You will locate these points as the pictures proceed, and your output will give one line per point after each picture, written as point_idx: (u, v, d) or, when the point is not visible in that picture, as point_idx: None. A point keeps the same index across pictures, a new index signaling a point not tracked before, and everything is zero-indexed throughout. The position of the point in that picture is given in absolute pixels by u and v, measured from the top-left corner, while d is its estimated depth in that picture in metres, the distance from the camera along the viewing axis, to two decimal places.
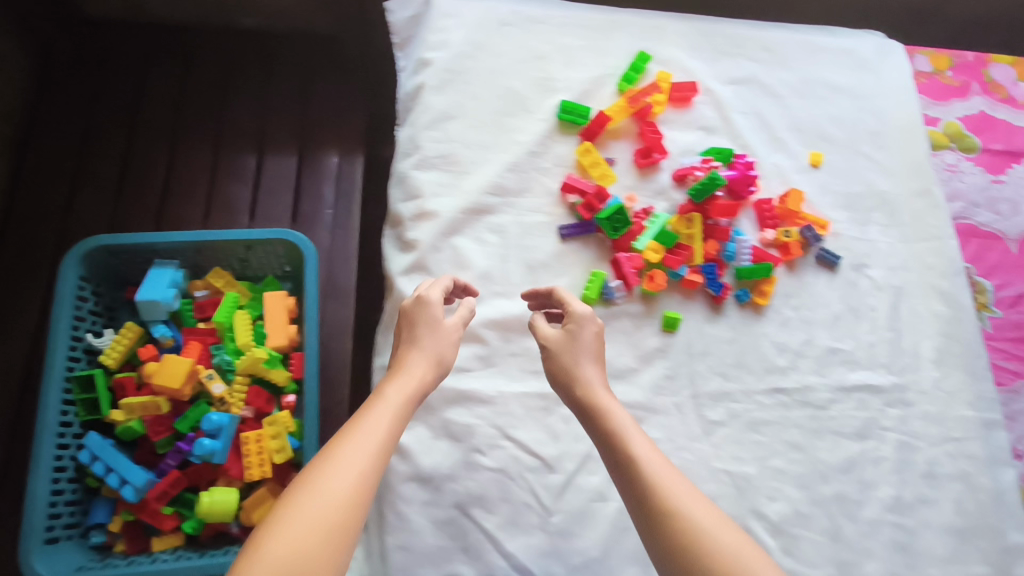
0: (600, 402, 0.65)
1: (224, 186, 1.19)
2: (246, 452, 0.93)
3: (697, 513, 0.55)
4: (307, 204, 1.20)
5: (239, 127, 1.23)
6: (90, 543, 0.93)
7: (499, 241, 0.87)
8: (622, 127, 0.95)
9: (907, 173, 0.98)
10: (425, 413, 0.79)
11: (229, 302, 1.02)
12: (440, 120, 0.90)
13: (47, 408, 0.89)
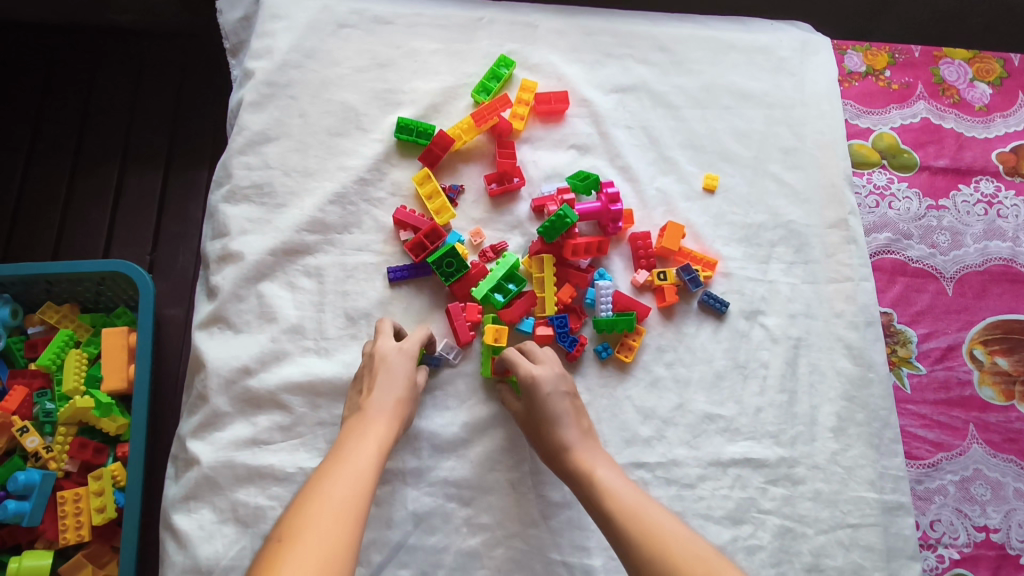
0: (581, 464, 0.63)
1: (82, 204, 1.08)
2: (62, 513, 0.84)
3: (670, 544, 0.53)
4: (174, 225, 1.09)
5: (101, 132, 1.12)
6: None
7: (314, 287, 0.76)
8: (477, 146, 0.83)
9: (813, 200, 0.83)
10: (212, 493, 0.69)
11: (58, 341, 0.92)
12: (257, 142, 0.80)
13: None
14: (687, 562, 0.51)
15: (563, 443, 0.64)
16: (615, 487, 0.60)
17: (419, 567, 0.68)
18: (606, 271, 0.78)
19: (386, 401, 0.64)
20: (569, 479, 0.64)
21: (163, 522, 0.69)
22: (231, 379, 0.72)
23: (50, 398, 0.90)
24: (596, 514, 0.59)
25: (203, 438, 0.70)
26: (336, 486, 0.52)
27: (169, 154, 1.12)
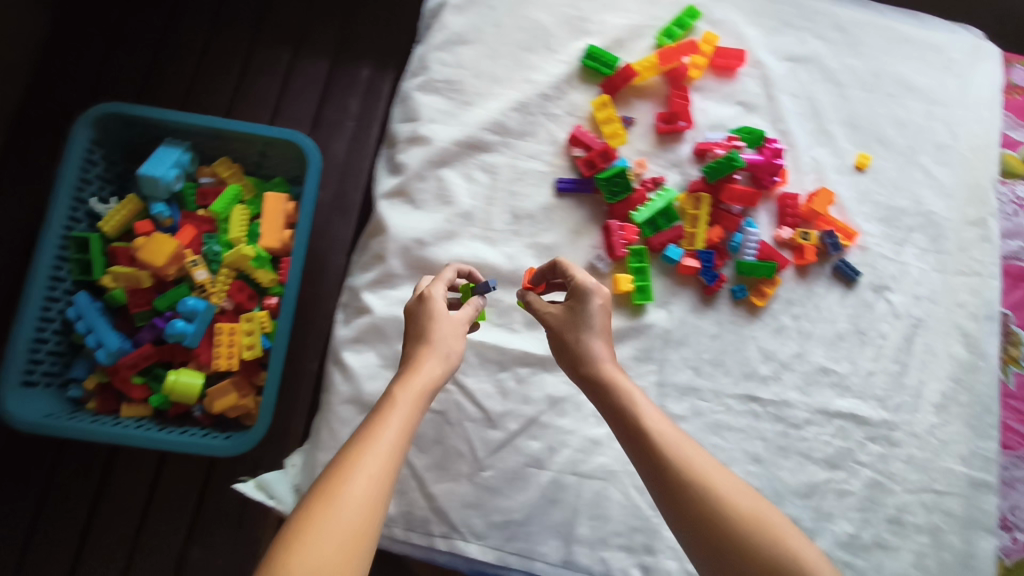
0: (614, 379, 0.64)
1: (253, 80, 1.17)
2: (217, 342, 0.95)
3: (711, 475, 0.57)
4: (332, 114, 1.17)
5: (279, 19, 1.20)
6: (67, 396, 0.98)
7: (487, 181, 0.83)
8: (653, 86, 0.88)
9: (959, 198, 0.87)
10: (377, 340, 0.78)
11: (228, 194, 1.02)
12: (454, 43, 0.86)
13: (38, 264, 0.93)
14: (727, 497, 0.56)
15: (597, 357, 0.65)
16: (650, 412, 0.61)
17: (548, 442, 0.76)
18: (753, 221, 0.83)
19: (427, 360, 0.61)
20: (595, 391, 0.65)
21: (331, 357, 0.78)
22: (407, 247, 0.79)
23: (216, 241, 1.00)
24: (623, 433, 0.61)
25: (376, 292, 0.79)
26: (368, 460, 0.52)
27: (336, 50, 1.20)
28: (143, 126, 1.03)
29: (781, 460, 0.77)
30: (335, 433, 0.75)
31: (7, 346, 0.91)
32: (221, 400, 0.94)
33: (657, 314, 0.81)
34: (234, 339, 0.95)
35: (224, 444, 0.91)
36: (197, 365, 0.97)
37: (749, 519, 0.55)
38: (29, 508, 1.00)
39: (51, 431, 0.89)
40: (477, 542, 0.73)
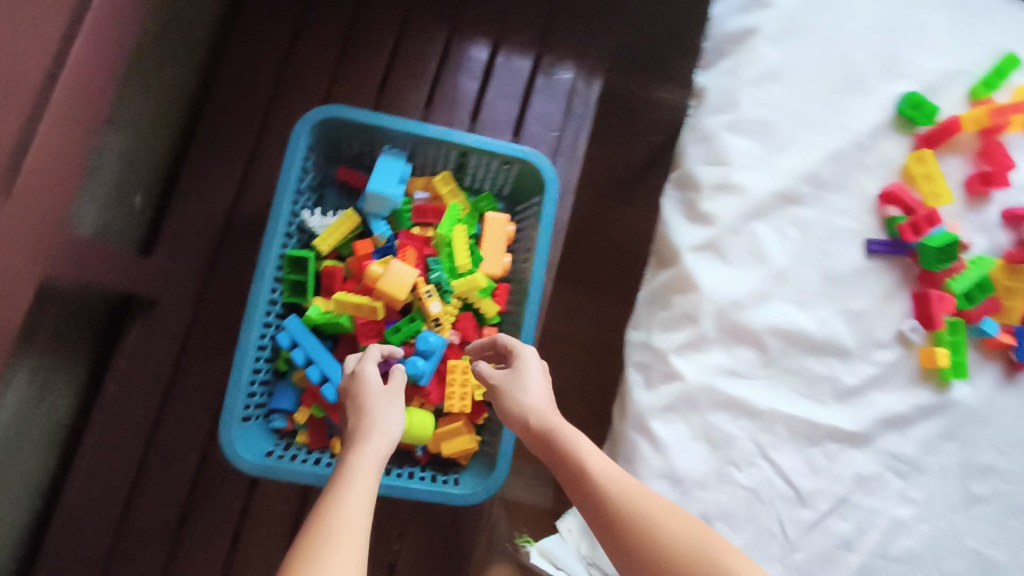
0: (560, 430, 0.68)
1: (450, 81, 1.06)
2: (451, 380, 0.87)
3: (652, 517, 0.61)
4: (536, 122, 1.07)
5: (477, 14, 1.08)
6: (272, 427, 0.89)
7: (799, 238, 0.77)
8: (965, 139, 0.82)
9: None
10: (688, 409, 0.73)
11: (452, 215, 0.91)
12: (767, 78, 0.79)
13: (260, 288, 0.83)
14: (661, 530, 0.60)
15: (542, 411, 0.70)
16: (593, 453, 0.66)
17: (857, 522, 0.73)
18: None
19: (378, 434, 0.64)
20: (539, 443, 0.69)
21: (636, 423, 0.73)
22: (722, 309, 0.74)
23: (439, 268, 0.90)
24: (571, 483, 0.65)
25: (686, 355, 0.74)
26: (345, 514, 0.55)
27: (539, 49, 1.09)
28: (358, 131, 0.93)
29: None
30: None
31: (230, 378, 0.82)
32: (451, 441, 0.88)
33: (963, 391, 0.77)
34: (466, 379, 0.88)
35: (461, 491, 0.85)
36: (418, 401, 0.90)
37: (678, 548, 0.60)
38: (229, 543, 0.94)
39: (286, 475, 0.82)
40: None
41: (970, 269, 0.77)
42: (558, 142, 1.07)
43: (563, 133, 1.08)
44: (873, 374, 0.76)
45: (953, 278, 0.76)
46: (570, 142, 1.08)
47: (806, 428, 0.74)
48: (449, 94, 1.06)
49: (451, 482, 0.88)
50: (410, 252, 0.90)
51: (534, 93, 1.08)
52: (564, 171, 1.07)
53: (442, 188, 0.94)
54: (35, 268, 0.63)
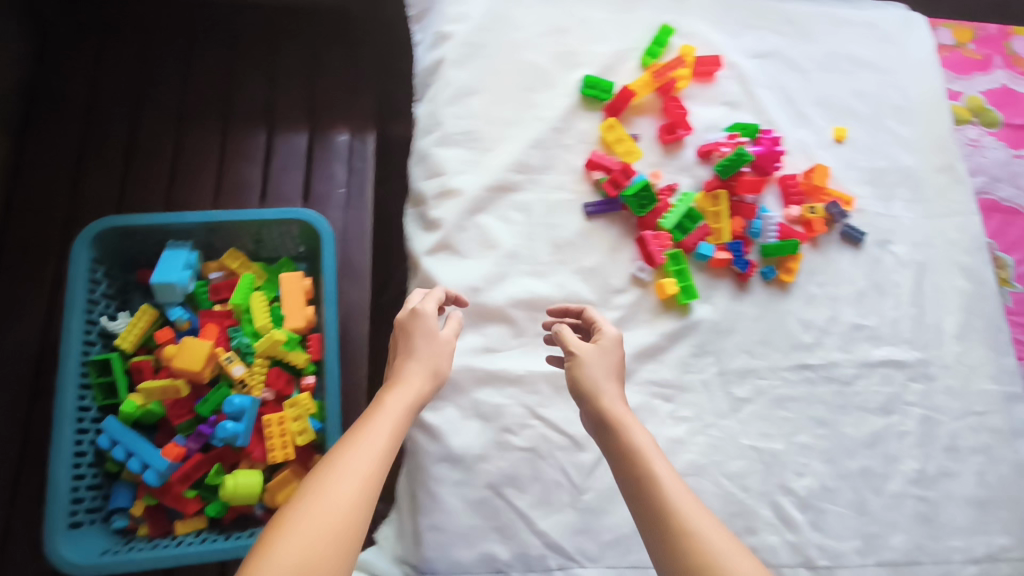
0: (620, 421, 0.63)
1: (233, 171, 1.15)
2: (269, 434, 0.93)
3: (656, 485, 0.57)
4: (322, 185, 1.17)
5: (247, 108, 1.19)
6: (113, 528, 0.91)
7: (522, 219, 0.85)
8: (647, 101, 0.93)
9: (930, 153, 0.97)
10: (455, 394, 0.79)
11: (245, 284, 1.00)
12: (461, 94, 0.89)
13: (63, 397, 0.88)
14: (657, 496, 0.57)
15: (607, 397, 0.65)
16: (641, 432, 0.62)
17: None
18: (765, 207, 0.90)
19: (410, 372, 0.67)
20: (595, 427, 0.65)
21: (411, 420, 0.78)
22: (462, 297, 0.81)
23: (241, 334, 0.98)
24: (615, 459, 0.62)
25: None
26: (349, 454, 0.56)
27: (311, 122, 1.20)
28: (138, 234, 0.99)
29: (841, 417, 0.84)
30: (434, 496, 0.75)
31: (48, 489, 0.85)
32: (283, 491, 0.92)
33: (703, 309, 0.86)
34: (283, 429, 0.93)
35: None
36: (246, 464, 0.93)
37: (694, 512, 0.55)
38: None
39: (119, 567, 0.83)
40: (594, 565, 0.75)
41: (677, 205, 0.87)
42: (347, 197, 1.16)
43: (350, 188, 1.17)
44: (617, 318, 0.84)
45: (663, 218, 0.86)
46: (357, 193, 1.17)
47: (567, 381, 0.81)
48: (236, 181, 1.15)
49: None
50: (211, 328, 0.97)
51: (315, 160, 1.18)
52: (359, 221, 1.16)
53: (232, 263, 1.02)
54: None
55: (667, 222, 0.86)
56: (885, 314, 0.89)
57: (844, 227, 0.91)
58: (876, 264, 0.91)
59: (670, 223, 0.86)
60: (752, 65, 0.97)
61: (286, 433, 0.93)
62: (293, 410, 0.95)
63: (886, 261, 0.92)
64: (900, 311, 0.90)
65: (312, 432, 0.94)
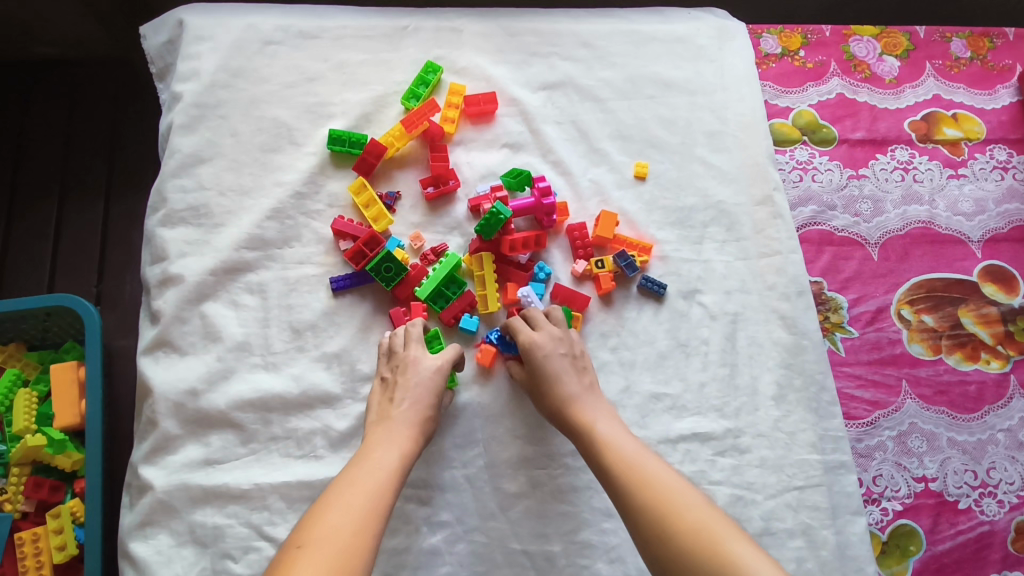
0: (579, 417, 0.67)
1: (19, 248, 1.07)
2: (20, 555, 0.83)
3: (633, 471, 0.60)
4: (120, 254, 1.08)
5: (40, 176, 1.10)
6: None
7: (258, 303, 0.76)
8: (410, 152, 0.84)
9: (746, 182, 0.86)
10: (168, 517, 0.69)
11: (6, 382, 0.91)
12: (190, 164, 0.81)
13: None
14: (644, 477, 0.59)
15: (563, 398, 0.68)
16: (602, 427, 0.66)
17: (382, 570, 0.69)
18: (545, 265, 0.80)
19: (399, 406, 0.67)
20: (569, 432, 0.68)
21: (119, 551, 0.68)
22: (179, 402, 0.72)
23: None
24: (592, 462, 0.64)
25: (155, 463, 0.70)
26: (349, 495, 0.57)
27: (108, 186, 1.10)
28: None
29: None
30: None
31: None
32: None
33: (468, 391, 0.75)
34: (39, 545, 0.84)
35: None
36: None
37: (652, 487, 0.58)
38: None
39: None
40: None
41: (439, 270, 0.76)
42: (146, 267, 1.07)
43: None
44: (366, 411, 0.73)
45: (420, 287, 0.76)
46: None
47: (304, 490, 0.70)
48: (25, 258, 1.07)
49: None
50: None
51: (113, 228, 1.09)
52: None
53: None
54: None
55: (424, 291, 0.75)
56: (691, 377, 0.78)
57: (639, 280, 0.81)
58: (682, 319, 0.80)
59: (428, 292, 0.75)
60: (538, 101, 0.88)
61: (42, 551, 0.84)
62: (54, 522, 0.85)
63: (692, 314, 0.81)
64: (709, 373, 0.78)
65: (74, 546, 0.85)
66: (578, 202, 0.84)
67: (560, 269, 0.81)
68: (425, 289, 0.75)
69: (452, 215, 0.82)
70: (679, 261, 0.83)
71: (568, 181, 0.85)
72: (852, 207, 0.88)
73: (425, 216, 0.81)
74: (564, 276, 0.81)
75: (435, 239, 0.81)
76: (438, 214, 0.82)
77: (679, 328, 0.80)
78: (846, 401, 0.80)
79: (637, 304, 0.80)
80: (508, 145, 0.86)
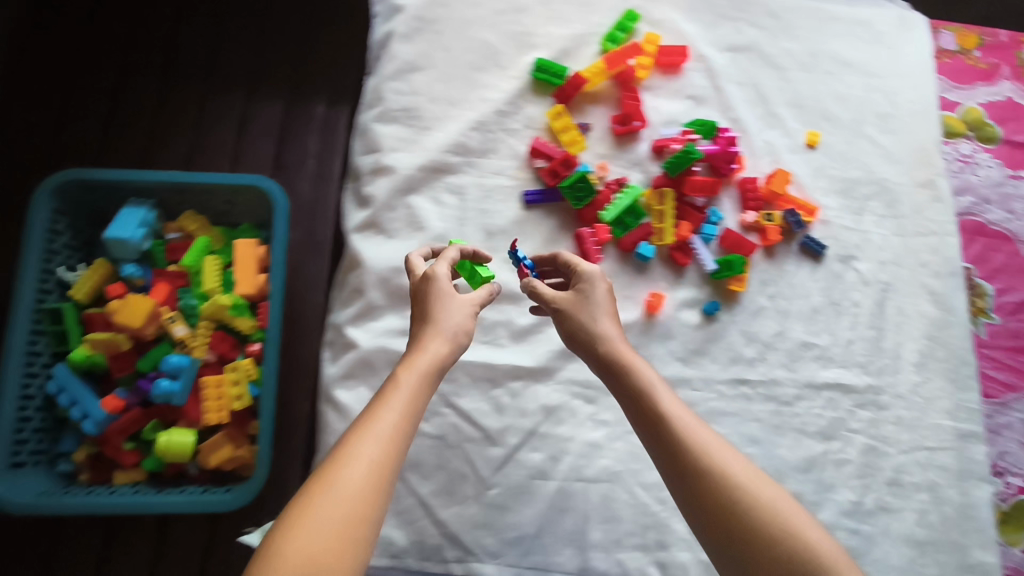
0: (629, 363, 0.64)
1: (206, 133, 1.17)
2: (205, 395, 0.93)
3: (713, 447, 0.59)
4: (293, 152, 1.17)
5: (229, 73, 1.20)
6: (57, 472, 0.95)
7: (457, 203, 0.84)
8: (604, 90, 0.90)
9: (912, 165, 0.91)
10: (368, 373, 0.78)
11: (198, 246, 1.01)
12: (406, 70, 0.88)
13: (12, 343, 0.92)
14: (731, 461, 0.58)
15: (604, 343, 0.65)
16: (659, 386, 0.63)
17: (549, 452, 0.77)
18: (717, 211, 0.86)
19: (433, 338, 0.61)
20: (608, 376, 0.65)
21: (323, 396, 0.78)
22: (385, 278, 0.80)
23: (191, 295, 0.99)
24: (643, 418, 0.62)
25: (360, 326, 0.79)
26: (359, 441, 0.54)
27: (289, 91, 1.20)
28: (102, 188, 1.02)
29: (777, 438, 0.80)
30: None
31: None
32: (215, 452, 0.93)
33: (634, 311, 0.82)
34: (221, 391, 0.94)
35: (227, 496, 0.91)
36: (184, 422, 0.95)
37: (746, 472, 0.58)
38: None
39: (50, 508, 0.87)
40: (492, 561, 0.73)
41: (621, 199, 0.83)
42: (316, 168, 1.17)
43: (321, 159, 1.18)
44: None
45: (603, 211, 0.83)
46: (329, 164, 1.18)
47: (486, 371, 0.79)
48: (209, 144, 1.16)
49: (223, 492, 0.93)
50: (162, 287, 0.98)
51: (289, 129, 1.18)
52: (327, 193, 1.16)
53: (191, 225, 1.04)
54: None
55: (607, 215, 0.82)
56: (841, 334, 0.83)
57: (803, 238, 0.86)
58: (838, 280, 0.86)
59: (611, 217, 0.82)
60: (725, 60, 0.92)
61: (223, 395, 0.94)
62: (234, 373, 0.95)
63: (847, 277, 0.86)
64: (858, 332, 0.84)
65: (249, 398, 0.96)
66: (753, 159, 0.89)
67: (729, 216, 0.87)
68: (608, 213, 0.82)
69: (636, 153, 0.88)
70: (841, 227, 0.88)
71: (746, 138, 0.90)
72: (1009, 204, 0.92)
73: (612, 149, 0.88)
74: (732, 223, 0.86)
75: (619, 172, 0.87)
76: (624, 150, 0.88)
77: (833, 288, 0.85)
78: (983, 381, 0.84)
79: (798, 260, 0.86)
80: (694, 96, 0.91)
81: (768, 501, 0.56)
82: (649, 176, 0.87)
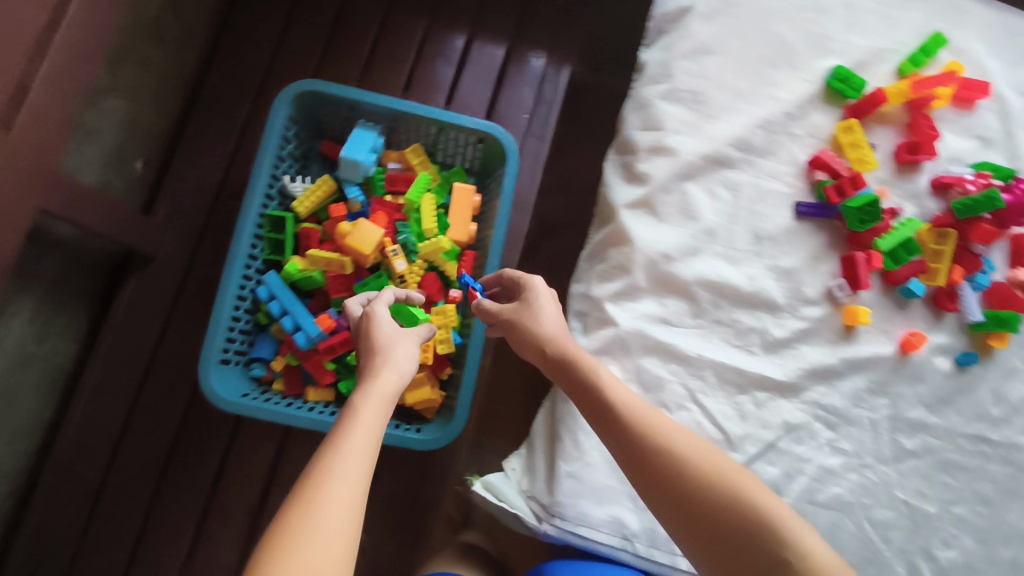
0: (580, 361, 0.71)
1: (427, 67, 1.14)
2: None
3: (673, 446, 0.65)
4: (508, 104, 1.15)
5: (456, 9, 1.16)
6: (251, 375, 0.97)
7: (730, 198, 0.81)
8: (893, 113, 0.86)
9: None
10: (621, 353, 0.77)
11: (421, 182, 0.99)
12: (699, 52, 0.84)
13: (239, 243, 0.91)
14: (686, 463, 0.64)
15: (545, 338, 0.74)
16: (609, 384, 0.69)
17: (785, 468, 0.77)
18: (990, 261, 0.83)
19: (388, 372, 0.64)
20: (557, 372, 0.72)
21: None
22: (654, 262, 0.78)
23: (408, 231, 0.98)
24: (596, 415, 0.68)
25: (619, 305, 0.78)
26: (351, 448, 0.56)
27: (512, 40, 1.17)
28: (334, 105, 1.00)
29: (1009, 503, 0.78)
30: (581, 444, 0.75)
31: (211, 320, 0.90)
32: (413, 391, 0.95)
33: (887, 347, 0.80)
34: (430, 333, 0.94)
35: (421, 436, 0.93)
36: None
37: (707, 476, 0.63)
38: (206, 488, 1.01)
39: (260, 413, 0.89)
40: None
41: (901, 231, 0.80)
42: (528, 124, 1.14)
43: (533, 116, 1.15)
44: (801, 329, 0.79)
45: (882, 240, 0.80)
46: (541, 124, 1.15)
47: (735, 376, 0.78)
48: (426, 79, 1.14)
49: (413, 430, 0.95)
50: (382, 216, 0.98)
51: (507, 79, 1.15)
52: (535, 151, 1.15)
53: (413, 159, 1.02)
54: (37, 202, 0.74)
55: (885, 244, 0.80)
56: None
57: None
58: None
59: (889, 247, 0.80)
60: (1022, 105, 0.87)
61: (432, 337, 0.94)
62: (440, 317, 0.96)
63: None
64: None
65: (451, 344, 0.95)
66: None
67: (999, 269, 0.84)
68: (886, 243, 0.80)
69: (915, 185, 0.85)
70: None
71: None
72: None
73: (891, 176, 0.85)
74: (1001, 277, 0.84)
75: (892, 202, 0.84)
76: (903, 179, 0.85)
77: None
78: None
79: None
80: (983, 137, 0.86)
81: (759, 497, 0.62)
82: (923, 212, 0.84)
